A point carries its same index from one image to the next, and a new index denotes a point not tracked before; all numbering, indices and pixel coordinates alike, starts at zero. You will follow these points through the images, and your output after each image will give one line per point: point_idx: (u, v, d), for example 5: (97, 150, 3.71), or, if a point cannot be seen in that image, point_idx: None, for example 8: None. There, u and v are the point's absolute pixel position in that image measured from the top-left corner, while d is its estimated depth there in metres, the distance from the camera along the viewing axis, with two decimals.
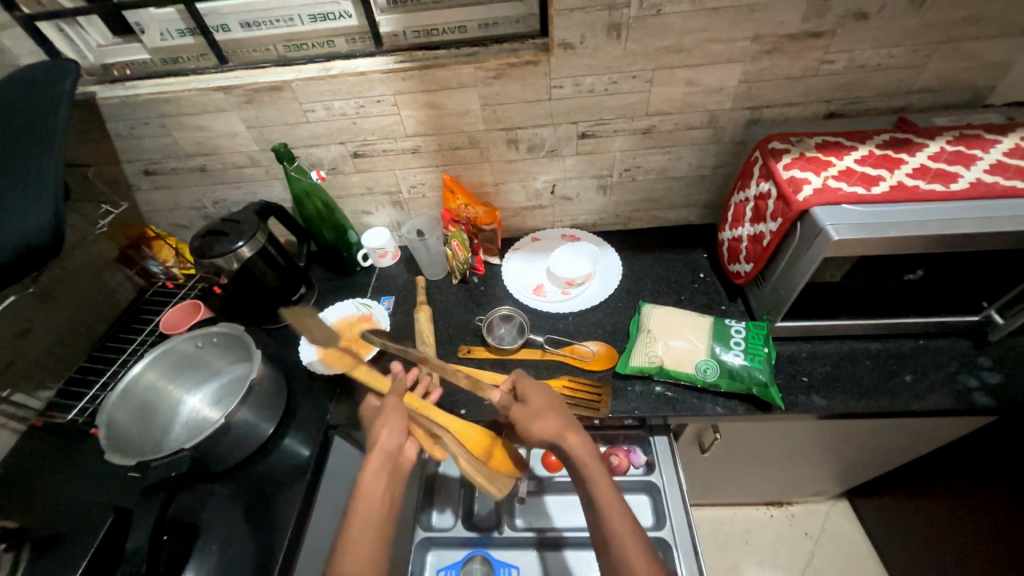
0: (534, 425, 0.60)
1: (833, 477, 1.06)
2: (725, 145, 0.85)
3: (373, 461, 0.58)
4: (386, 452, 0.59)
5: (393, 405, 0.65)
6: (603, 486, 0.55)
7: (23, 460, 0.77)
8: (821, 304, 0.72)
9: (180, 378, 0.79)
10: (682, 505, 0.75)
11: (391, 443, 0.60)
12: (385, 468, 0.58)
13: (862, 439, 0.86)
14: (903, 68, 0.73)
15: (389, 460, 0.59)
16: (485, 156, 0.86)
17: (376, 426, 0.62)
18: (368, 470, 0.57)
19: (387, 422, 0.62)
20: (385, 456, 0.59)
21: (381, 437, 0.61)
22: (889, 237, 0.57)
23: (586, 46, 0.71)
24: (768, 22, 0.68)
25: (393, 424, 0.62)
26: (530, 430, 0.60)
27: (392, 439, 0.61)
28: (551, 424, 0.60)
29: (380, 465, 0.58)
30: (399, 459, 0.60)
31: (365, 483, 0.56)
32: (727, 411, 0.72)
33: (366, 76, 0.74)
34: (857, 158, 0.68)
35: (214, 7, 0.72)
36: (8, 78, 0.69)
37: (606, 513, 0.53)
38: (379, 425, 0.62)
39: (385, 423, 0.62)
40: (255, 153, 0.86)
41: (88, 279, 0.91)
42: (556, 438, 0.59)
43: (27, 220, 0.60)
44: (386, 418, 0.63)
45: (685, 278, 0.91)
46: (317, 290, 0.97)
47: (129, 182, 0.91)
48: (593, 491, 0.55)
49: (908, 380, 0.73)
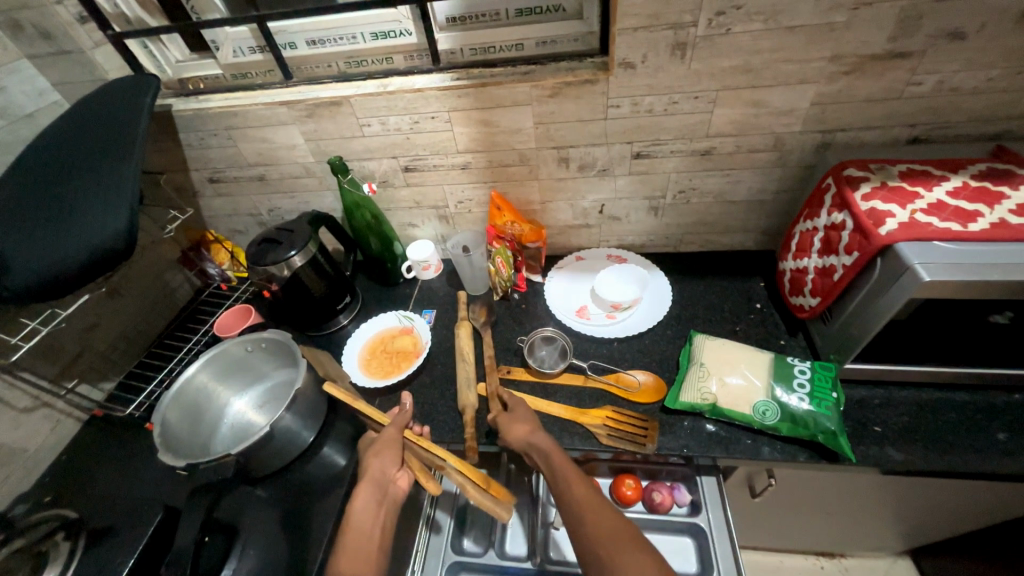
0: (510, 426, 0.67)
1: (898, 533, 0.96)
2: (790, 169, 0.80)
3: (363, 492, 0.62)
4: (376, 482, 0.63)
5: (389, 435, 0.68)
6: (562, 457, 0.62)
7: (86, 449, 0.82)
8: (900, 348, 0.65)
9: (229, 381, 0.81)
10: (731, 553, 0.69)
11: (381, 472, 0.64)
12: (375, 500, 0.62)
13: (937, 498, 0.77)
14: (1001, 92, 0.66)
15: (378, 491, 0.63)
16: (534, 173, 0.85)
17: (370, 454, 0.66)
18: (357, 501, 0.61)
19: (381, 450, 0.66)
20: (375, 486, 0.63)
21: (373, 466, 0.65)
22: (990, 281, 0.51)
23: (647, 65, 0.68)
24: (849, 41, 0.63)
25: (386, 453, 0.66)
26: (511, 432, 0.66)
27: (383, 467, 0.65)
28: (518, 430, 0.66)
29: (369, 496, 0.62)
30: (390, 490, 0.64)
31: (355, 516, 0.60)
32: (785, 457, 0.66)
33: (422, 93, 0.75)
34: (948, 191, 0.62)
35: (284, 26, 0.75)
36: (101, 92, 0.75)
37: (564, 478, 0.59)
38: (371, 454, 0.66)
39: (379, 452, 0.66)
40: (311, 165, 0.89)
41: (152, 279, 0.96)
42: (525, 433, 0.65)
43: (107, 223, 0.64)
44: (380, 446, 0.67)
45: (740, 307, 0.86)
46: (361, 299, 0.99)
47: (194, 189, 0.96)
48: (554, 464, 0.61)
49: (999, 438, 0.65)
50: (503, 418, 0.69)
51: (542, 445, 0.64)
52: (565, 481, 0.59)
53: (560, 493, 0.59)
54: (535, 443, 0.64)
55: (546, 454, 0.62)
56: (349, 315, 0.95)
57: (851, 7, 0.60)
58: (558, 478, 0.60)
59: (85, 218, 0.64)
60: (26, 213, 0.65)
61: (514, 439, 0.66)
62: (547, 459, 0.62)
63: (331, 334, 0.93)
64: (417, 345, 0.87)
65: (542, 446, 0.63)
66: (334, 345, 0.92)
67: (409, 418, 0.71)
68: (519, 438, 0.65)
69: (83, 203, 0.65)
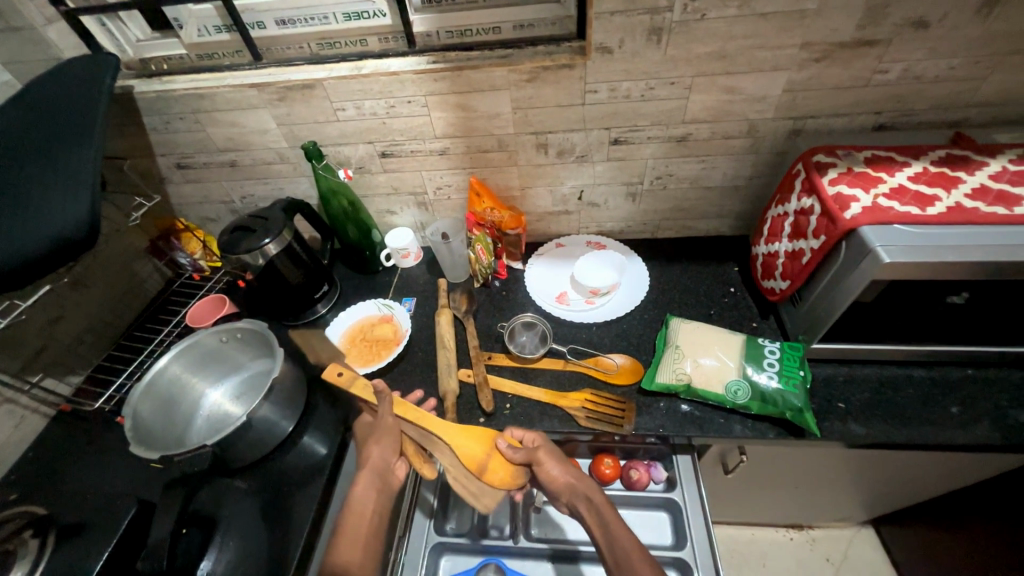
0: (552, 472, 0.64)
1: (862, 504, 1.01)
2: (763, 156, 0.82)
3: (363, 479, 0.64)
4: (376, 471, 0.65)
5: (386, 424, 0.67)
6: (617, 519, 0.60)
7: (55, 446, 0.80)
8: (863, 328, 0.68)
9: (204, 373, 0.80)
10: (704, 524, 0.72)
11: (381, 460, 0.65)
12: (374, 487, 0.64)
13: (897, 469, 0.81)
14: (961, 80, 0.69)
15: (377, 479, 0.64)
16: (513, 160, 0.85)
17: (369, 444, 0.67)
18: (358, 489, 0.63)
19: (380, 440, 0.67)
20: (375, 474, 0.64)
21: (372, 455, 0.66)
22: (946, 262, 0.54)
23: (624, 50, 0.68)
24: (820, 28, 0.64)
25: (386, 441, 0.67)
26: (551, 475, 0.64)
27: (382, 457, 0.66)
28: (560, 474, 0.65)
29: (369, 484, 0.64)
30: (387, 479, 0.65)
31: (356, 502, 0.62)
32: (755, 435, 0.69)
33: (398, 76, 0.73)
34: (909, 176, 0.65)
35: (252, 4, 0.72)
36: (54, 74, 0.71)
37: (622, 542, 0.57)
38: (371, 444, 0.67)
39: (378, 442, 0.67)
40: (284, 150, 0.86)
41: (119, 269, 0.93)
42: (576, 484, 0.64)
43: (67, 212, 0.61)
44: (380, 435, 0.67)
45: (715, 291, 0.88)
46: (340, 288, 0.97)
47: (161, 175, 0.93)
48: (603, 513, 0.61)
49: (953, 412, 0.69)
50: (543, 455, 0.65)
51: (596, 502, 0.62)
52: (623, 546, 0.56)
53: (616, 558, 0.56)
54: (588, 499, 0.62)
55: (600, 515, 0.61)
56: (328, 304, 0.94)
57: None
58: (615, 542, 0.57)
59: (40, 206, 0.62)
60: None
61: (562, 488, 0.64)
62: (603, 517, 0.60)
63: (309, 323, 0.92)
64: (397, 332, 0.86)
65: (595, 505, 0.62)
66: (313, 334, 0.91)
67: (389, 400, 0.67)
68: (568, 487, 0.64)
69: (37, 191, 0.62)
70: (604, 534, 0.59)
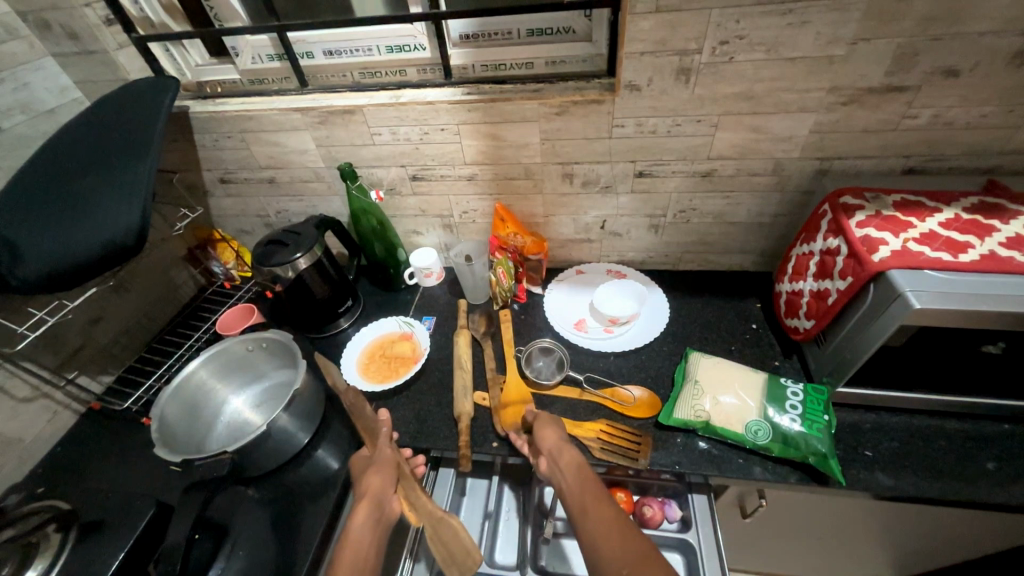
0: (545, 429, 0.67)
1: (889, 562, 0.96)
2: (789, 194, 0.82)
3: (362, 510, 0.61)
4: (374, 500, 0.62)
5: (383, 457, 0.67)
6: (588, 473, 0.61)
7: (84, 442, 0.83)
8: (892, 374, 0.66)
9: (228, 380, 0.82)
10: (719, 569, 0.69)
11: (381, 490, 0.64)
12: (372, 519, 0.61)
13: (927, 527, 0.77)
14: (994, 128, 0.68)
15: (375, 510, 0.62)
16: (539, 187, 0.87)
17: (368, 473, 0.66)
18: (355, 518, 0.61)
19: (381, 468, 0.66)
20: (373, 504, 0.62)
21: (372, 483, 0.64)
22: (980, 311, 0.53)
23: (653, 88, 0.71)
24: (847, 74, 0.65)
25: (386, 472, 0.65)
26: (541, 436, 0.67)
27: (382, 486, 0.64)
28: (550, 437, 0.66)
29: (367, 514, 0.61)
30: (385, 511, 0.62)
31: (354, 532, 0.59)
32: (775, 478, 0.67)
33: (434, 105, 0.77)
34: (941, 222, 0.64)
35: (303, 36, 0.78)
36: (121, 92, 0.77)
37: (591, 493, 0.58)
38: (370, 473, 0.65)
39: (377, 471, 0.65)
40: (321, 169, 0.91)
41: (158, 275, 0.98)
42: (559, 443, 0.65)
43: (120, 219, 0.66)
44: (378, 465, 0.66)
45: (736, 326, 0.88)
46: (363, 303, 1.00)
47: (205, 188, 0.98)
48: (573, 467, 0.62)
49: (989, 468, 0.66)
50: (541, 419, 0.70)
51: (572, 458, 0.63)
52: (592, 499, 0.57)
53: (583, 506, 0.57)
54: (564, 453, 0.63)
55: (575, 469, 0.62)
56: (350, 318, 0.96)
57: (849, 42, 0.62)
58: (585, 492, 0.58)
59: (99, 213, 0.66)
60: (39, 205, 0.67)
61: (546, 443, 0.66)
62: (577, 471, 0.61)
63: (331, 337, 0.94)
64: (416, 351, 0.88)
65: (569, 460, 0.63)
66: (334, 348, 0.93)
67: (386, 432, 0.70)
68: (551, 446, 0.65)
69: (96, 199, 0.67)
70: (574, 484, 0.60)
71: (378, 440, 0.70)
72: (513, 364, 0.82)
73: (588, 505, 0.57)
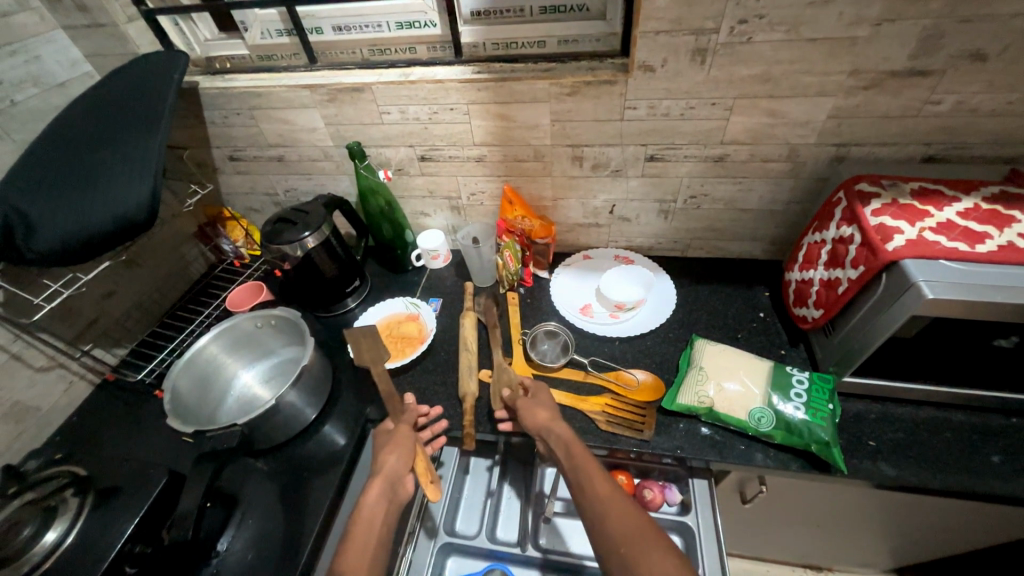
0: (531, 412, 0.67)
1: (887, 550, 0.96)
2: (803, 180, 0.80)
3: (375, 487, 0.62)
4: (388, 479, 0.62)
5: (402, 436, 0.68)
6: (583, 450, 0.60)
7: (99, 412, 0.86)
8: (899, 366, 0.66)
9: (238, 355, 0.84)
10: (717, 552, 0.71)
11: (394, 471, 0.64)
12: (384, 496, 0.61)
13: (928, 517, 0.77)
14: (1020, 116, 0.66)
15: (388, 489, 0.62)
16: (548, 170, 0.86)
17: (385, 452, 0.66)
18: (368, 496, 0.61)
19: (395, 449, 0.66)
20: (386, 483, 0.62)
21: (386, 462, 0.64)
22: (993, 304, 0.52)
23: (667, 69, 0.69)
24: (870, 56, 0.63)
25: (400, 451, 0.66)
26: (532, 416, 0.66)
27: (395, 466, 0.64)
28: (540, 414, 0.66)
29: (380, 493, 0.61)
30: (397, 491, 0.62)
31: (366, 509, 0.59)
32: (777, 465, 0.68)
33: (443, 84, 0.76)
34: (959, 211, 0.62)
35: (312, 11, 0.77)
36: (130, 67, 0.77)
37: (586, 469, 0.57)
38: (386, 451, 0.66)
39: (393, 450, 0.66)
40: (329, 148, 0.90)
41: (169, 251, 0.99)
42: (548, 423, 0.65)
43: (132, 196, 0.66)
44: (394, 444, 0.67)
45: (744, 314, 0.87)
46: (371, 284, 1.01)
47: (214, 165, 0.99)
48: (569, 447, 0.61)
49: (994, 461, 0.66)
50: (524, 401, 0.69)
51: (563, 437, 0.62)
52: (589, 477, 0.56)
53: (580, 483, 0.56)
54: (555, 433, 0.63)
55: (567, 447, 0.61)
56: (358, 299, 0.97)
57: (874, 23, 0.60)
58: (579, 468, 0.57)
59: (112, 189, 0.67)
60: (52, 178, 0.67)
61: (536, 426, 0.65)
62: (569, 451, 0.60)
63: (339, 316, 0.96)
64: (422, 331, 0.88)
65: (562, 437, 0.62)
66: (342, 327, 0.94)
67: (415, 416, 0.72)
68: (541, 427, 0.65)
69: (110, 174, 0.68)
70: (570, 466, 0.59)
71: (402, 418, 0.71)
72: (519, 349, 0.83)
73: (587, 485, 0.55)
